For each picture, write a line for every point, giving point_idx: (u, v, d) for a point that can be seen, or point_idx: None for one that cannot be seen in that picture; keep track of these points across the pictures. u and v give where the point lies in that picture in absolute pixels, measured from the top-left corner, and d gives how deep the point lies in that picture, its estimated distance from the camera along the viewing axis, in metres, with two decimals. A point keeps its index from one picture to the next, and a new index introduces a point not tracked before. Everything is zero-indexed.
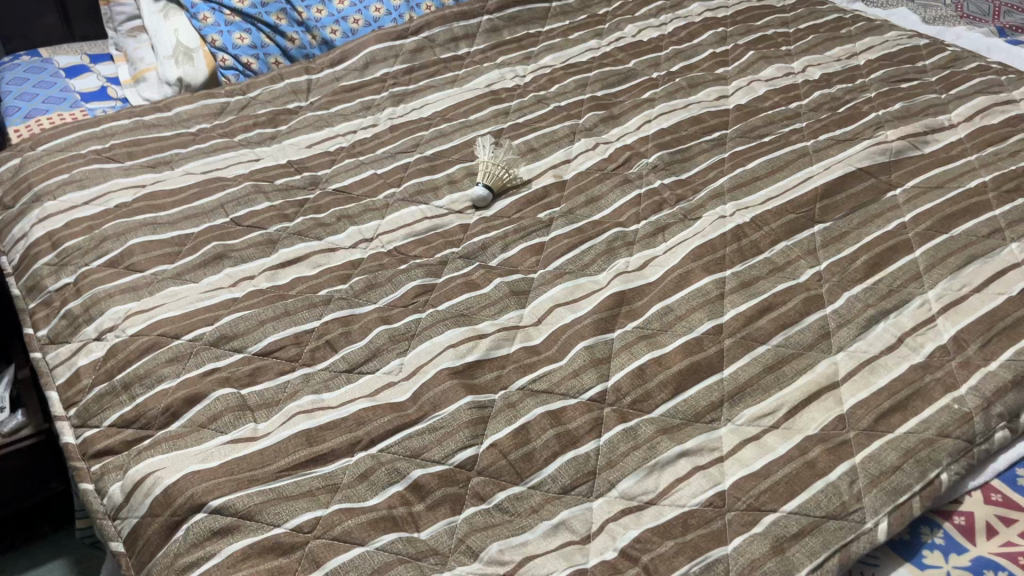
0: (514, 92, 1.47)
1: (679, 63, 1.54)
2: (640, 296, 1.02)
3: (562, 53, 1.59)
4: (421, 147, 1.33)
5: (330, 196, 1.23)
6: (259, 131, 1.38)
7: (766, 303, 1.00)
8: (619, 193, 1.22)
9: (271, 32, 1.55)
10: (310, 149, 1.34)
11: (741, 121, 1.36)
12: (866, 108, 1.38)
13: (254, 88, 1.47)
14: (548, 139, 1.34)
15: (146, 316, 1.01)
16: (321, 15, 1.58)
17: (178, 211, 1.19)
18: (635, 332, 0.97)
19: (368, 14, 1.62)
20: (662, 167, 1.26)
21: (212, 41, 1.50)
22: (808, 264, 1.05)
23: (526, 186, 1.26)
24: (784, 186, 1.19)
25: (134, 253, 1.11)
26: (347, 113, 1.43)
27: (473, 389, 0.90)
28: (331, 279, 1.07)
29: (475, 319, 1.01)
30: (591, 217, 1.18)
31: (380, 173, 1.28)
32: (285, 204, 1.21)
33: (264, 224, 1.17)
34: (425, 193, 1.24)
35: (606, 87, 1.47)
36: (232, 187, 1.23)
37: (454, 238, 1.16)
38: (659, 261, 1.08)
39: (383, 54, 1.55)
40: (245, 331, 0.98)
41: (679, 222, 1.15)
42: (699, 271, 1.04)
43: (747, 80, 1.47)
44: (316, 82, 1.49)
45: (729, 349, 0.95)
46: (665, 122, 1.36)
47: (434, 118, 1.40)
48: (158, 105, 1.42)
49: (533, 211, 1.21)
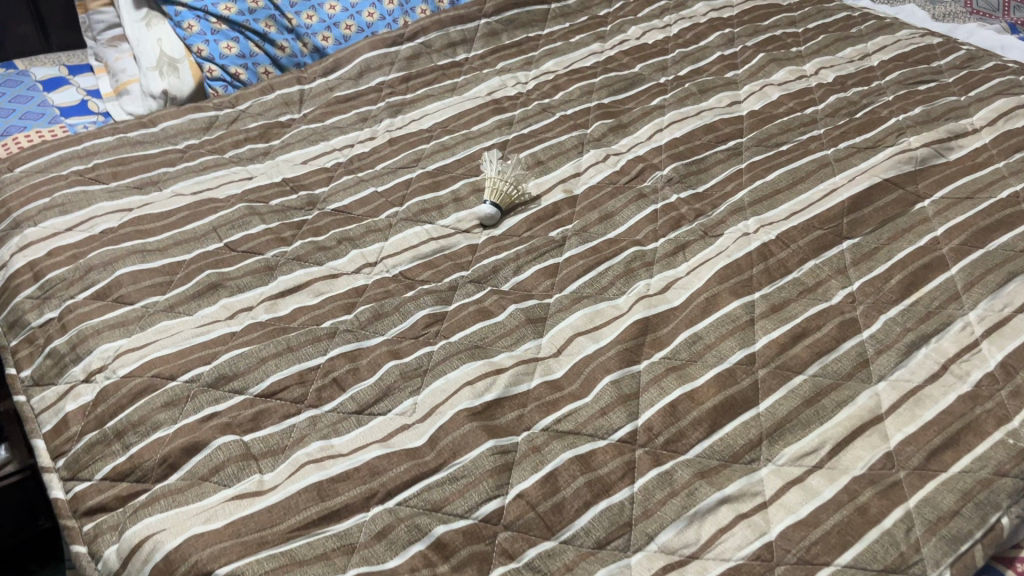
0: (517, 100, 1.41)
1: (687, 66, 1.48)
2: (665, 322, 0.96)
3: (564, 58, 1.52)
4: (422, 162, 1.27)
5: (329, 217, 1.16)
6: (250, 147, 1.31)
7: (799, 329, 0.94)
8: (634, 208, 1.16)
9: (259, 40, 1.47)
10: (305, 165, 1.28)
11: (757, 128, 1.31)
12: (884, 113, 1.32)
13: (244, 100, 1.40)
14: (555, 151, 1.28)
15: (137, 355, 0.94)
16: (311, 22, 1.50)
17: (168, 236, 1.12)
18: (662, 363, 0.91)
19: (360, 20, 1.54)
20: (677, 180, 1.21)
21: (197, 51, 1.43)
22: (839, 285, 1.00)
23: (534, 203, 1.19)
24: (808, 198, 1.13)
25: (122, 284, 1.04)
26: (342, 126, 1.36)
27: (495, 431, 0.84)
28: (334, 310, 1.01)
29: (491, 351, 0.95)
30: (605, 235, 1.12)
31: (380, 191, 1.21)
32: (282, 226, 1.14)
33: (261, 249, 1.10)
34: (430, 212, 1.18)
35: (613, 94, 1.41)
36: (224, 210, 1.17)
37: (462, 260, 1.10)
38: (682, 283, 1.02)
39: (378, 62, 1.48)
40: (245, 369, 0.92)
41: (700, 240, 1.09)
42: (725, 295, 0.98)
43: (758, 84, 1.41)
44: (308, 93, 1.43)
45: (764, 381, 0.89)
46: (676, 130, 1.30)
47: (434, 130, 1.34)
48: (143, 120, 1.35)
49: (544, 229, 1.15)
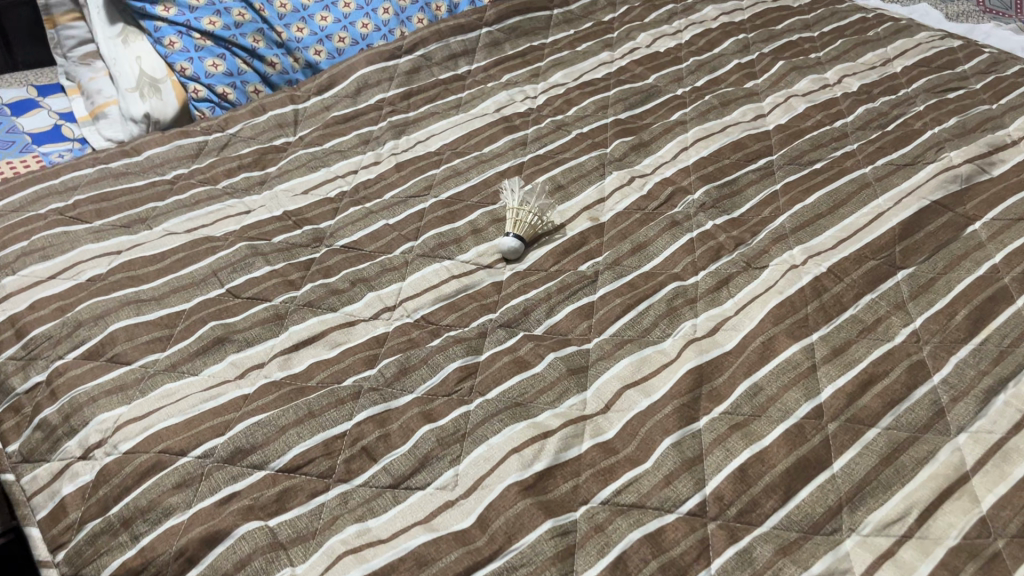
0: (528, 117, 1.32)
1: (704, 76, 1.40)
2: (720, 371, 0.89)
3: (573, 69, 1.44)
4: (434, 190, 1.18)
5: (339, 256, 1.07)
6: (245, 176, 1.21)
7: (866, 375, 0.87)
8: (669, 237, 1.08)
9: (247, 56, 1.36)
10: (306, 195, 1.18)
11: (786, 144, 1.23)
12: (918, 125, 1.26)
13: (235, 123, 1.30)
14: (576, 174, 1.19)
15: (140, 427, 0.85)
16: (302, 35, 1.40)
17: (163, 283, 1.02)
18: (724, 420, 0.83)
19: (354, 31, 1.44)
20: (710, 205, 1.13)
21: (181, 70, 1.32)
22: (901, 322, 0.93)
23: (560, 232, 1.11)
24: (853, 223, 1.06)
25: (117, 341, 0.94)
26: (343, 149, 1.26)
27: (550, 509, 0.76)
28: (355, 364, 0.92)
29: (534, 409, 0.86)
30: (640, 268, 1.05)
31: (392, 223, 1.12)
32: (288, 267, 1.05)
33: (267, 295, 1.01)
34: (448, 246, 1.09)
35: (629, 109, 1.33)
36: (224, 250, 1.07)
37: (488, 300, 1.01)
38: (731, 323, 0.94)
39: (376, 77, 1.38)
40: (264, 441, 0.83)
41: (744, 273, 1.01)
42: (782, 338, 0.91)
43: (781, 95, 1.34)
44: (303, 113, 1.33)
45: (836, 437, 0.82)
46: (703, 149, 1.23)
47: (443, 153, 1.25)
48: (125, 148, 1.24)
49: (573, 263, 1.06)
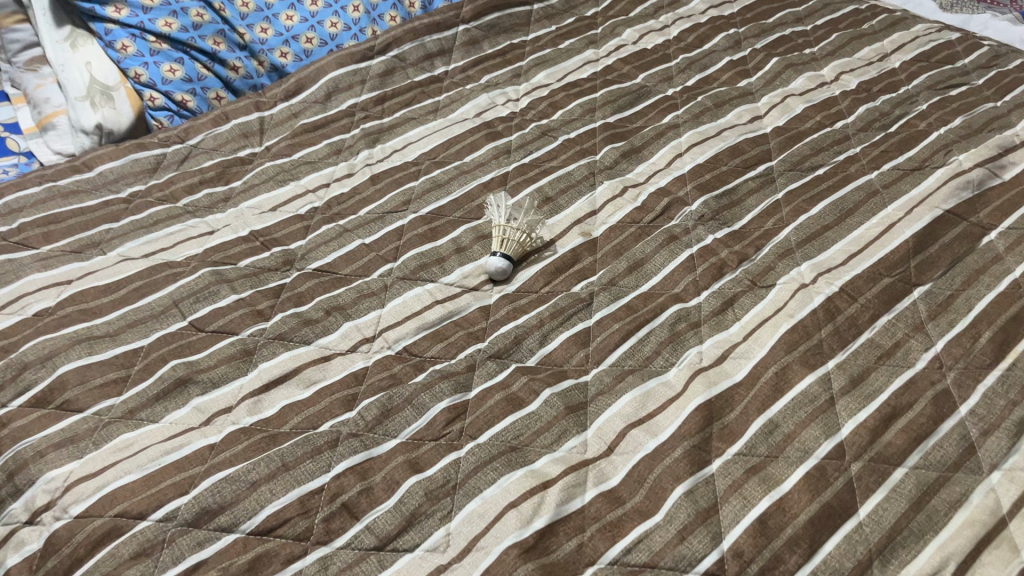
0: (511, 122, 1.24)
1: (695, 75, 1.33)
2: (731, 406, 0.82)
3: (557, 68, 1.36)
4: (413, 205, 1.10)
5: (312, 281, 0.99)
6: (207, 192, 1.12)
7: (889, 408, 0.80)
8: (667, 254, 1.01)
9: (207, 61, 1.27)
10: (275, 212, 1.09)
11: (786, 148, 1.16)
12: (922, 126, 1.19)
13: (196, 133, 1.20)
14: (564, 184, 1.12)
15: (93, 486, 0.76)
16: (266, 36, 1.31)
17: (118, 316, 0.93)
18: (738, 463, 0.77)
19: (323, 31, 1.34)
20: (709, 217, 1.06)
21: (135, 76, 1.22)
22: (921, 347, 0.86)
23: (550, 250, 1.03)
24: (863, 236, 1.00)
25: (67, 385, 0.85)
26: (314, 160, 1.18)
27: (554, 573, 0.69)
28: (333, 406, 0.84)
29: (530, 454, 0.79)
30: (638, 289, 0.97)
31: (369, 243, 1.04)
32: (256, 296, 0.96)
33: (234, 328, 0.92)
34: (430, 267, 1.01)
35: (618, 111, 1.25)
36: (185, 277, 0.98)
37: (475, 328, 0.94)
38: (740, 351, 0.88)
39: (347, 81, 1.29)
40: (233, 500, 0.75)
41: (749, 293, 0.94)
42: (796, 367, 0.84)
43: (778, 95, 1.27)
44: (269, 121, 1.24)
45: (860, 479, 0.75)
46: (698, 155, 1.16)
47: (422, 163, 1.17)
48: (75, 163, 1.14)
49: (565, 284, 0.99)
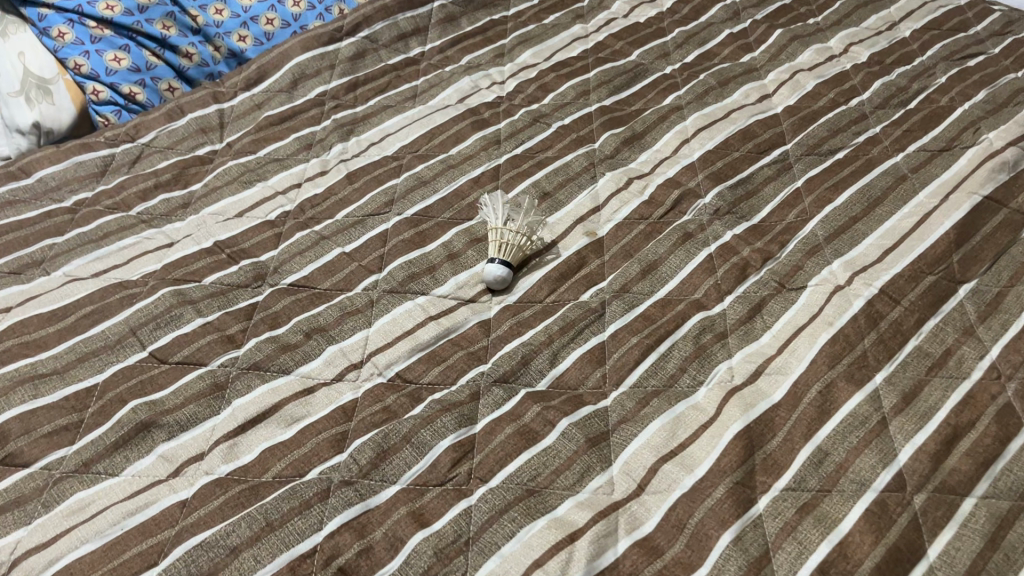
0: (498, 108, 1.13)
1: (693, 50, 1.23)
2: (773, 433, 0.72)
3: (543, 46, 1.25)
4: (397, 205, 0.98)
5: (288, 298, 0.88)
6: (164, 198, 1.00)
7: (948, 428, 0.72)
8: (682, 254, 0.91)
9: (157, 47, 1.13)
10: (241, 219, 0.98)
11: (800, 130, 1.07)
12: (944, 101, 1.11)
13: (147, 130, 1.08)
14: (562, 177, 1.02)
15: (44, 559, 0.65)
16: (222, 18, 1.18)
17: (67, 348, 0.81)
18: (789, 501, 0.67)
19: (284, 11, 1.22)
20: (725, 210, 0.97)
21: (75, 67, 1.09)
22: (975, 355, 0.78)
23: (552, 253, 0.93)
24: (895, 228, 0.91)
25: (9, 436, 0.73)
26: (282, 157, 1.06)
27: None
28: (321, 448, 0.74)
29: (551, 498, 0.69)
30: (653, 295, 0.88)
31: (350, 251, 0.93)
32: (224, 319, 0.85)
33: (201, 357, 0.81)
34: (420, 277, 0.90)
35: (614, 92, 1.15)
36: (142, 299, 0.86)
37: (476, 347, 0.84)
38: (776, 366, 0.78)
39: (314, 66, 1.17)
40: (210, 571, 0.64)
41: (778, 298, 0.85)
42: (841, 384, 0.75)
43: (785, 70, 1.18)
44: (230, 114, 1.12)
45: (925, 513, 0.66)
46: (707, 140, 1.06)
47: (403, 157, 1.06)
48: (10, 169, 1.01)
49: (572, 292, 0.89)
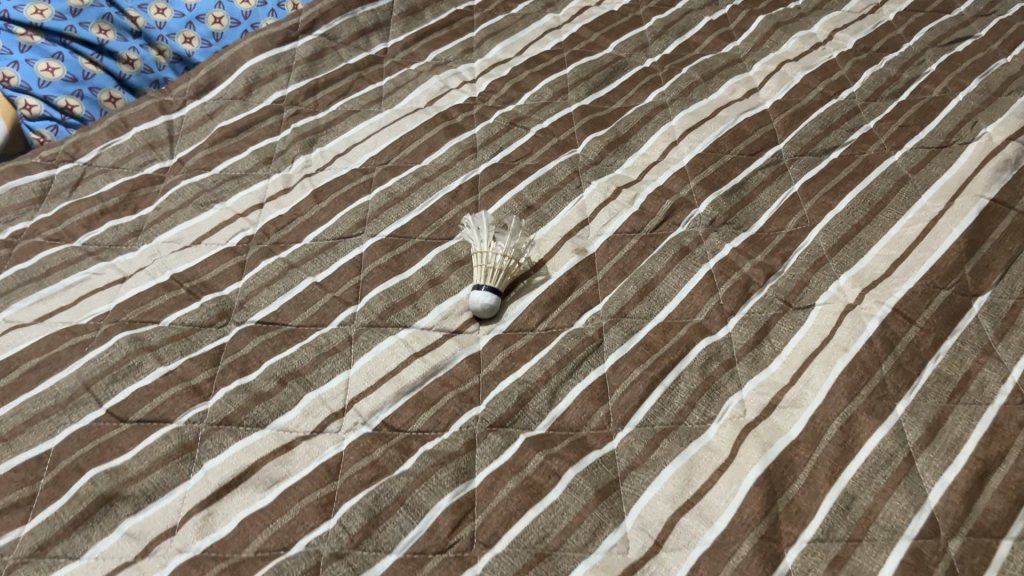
0: (472, 111, 1.06)
1: (673, 41, 1.17)
2: (795, 477, 0.68)
3: (514, 38, 1.17)
4: (370, 226, 0.91)
5: (257, 338, 0.80)
6: (111, 225, 0.91)
7: (978, 463, 0.67)
8: (681, 272, 0.86)
9: (94, 54, 1.04)
10: (200, 246, 0.89)
11: (792, 128, 1.02)
12: (937, 92, 1.06)
13: (88, 148, 0.98)
14: (546, 188, 0.95)
15: None
16: (164, 18, 1.09)
17: (12, 410, 0.73)
18: (818, 555, 0.63)
19: (233, 8, 1.13)
20: (721, 221, 0.91)
21: (3, 79, 0.98)
22: (997, 376, 0.73)
23: (541, 275, 0.87)
24: (901, 237, 0.86)
25: None
26: (241, 173, 0.98)
27: None
28: (307, 515, 0.67)
29: (563, 563, 0.63)
30: (653, 319, 0.82)
31: (322, 281, 0.86)
32: (188, 366, 0.77)
33: (166, 414, 0.73)
34: (401, 308, 0.83)
35: (594, 90, 1.08)
36: (94, 348, 0.78)
37: (467, 386, 0.77)
38: (790, 398, 0.73)
39: (270, 69, 1.09)
40: None
41: (786, 320, 0.80)
42: (863, 419, 0.70)
43: (771, 61, 1.12)
44: (180, 126, 1.03)
45: (962, 561, 0.62)
46: (696, 142, 1.00)
47: (372, 169, 0.98)
48: None
49: (566, 318, 0.83)
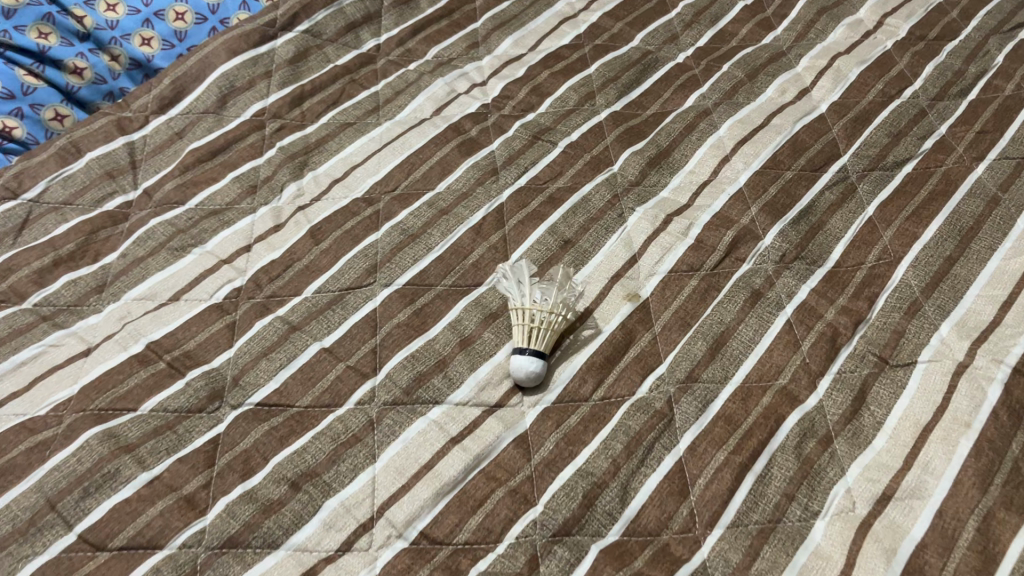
0: (486, 121, 0.91)
1: (706, 31, 1.03)
2: None
3: (526, 29, 1.02)
4: (382, 272, 0.77)
5: (257, 426, 0.66)
6: (68, 279, 0.76)
7: None
8: (754, 323, 0.73)
9: (34, 64, 0.87)
10: (179, 304, 0.74)
11: (855, 137, 0.89)
12: (1011, 87, 0.93)
13: (33, 180, 0.82)
14: (584, 217, 0.81)
15: None
16: (116, 17, 0.92)
17: None
18: None
19: (198, 2, 0.97)
20: (792, 255, 0.78)
21: None
22: None
23: (589, 330, 0.74)
24: (1004, 275, 0.74)
25: None
26: (222, 206, 0.82)
27: None
28: None
29: None
30: (730, 384, 0.69)
31: (331, 345, 0.72)
32: (176, 470, 0.63)
33: (153, 537, 0.59)
34: (430, 378, 0.70)
35: (625, 93, 0.94)
36: (57, 450, 0.63)
37: (519, 480, 0.64)
38: (909, 488, 0.62)
39: (246, 75, 0.93)
40: None
41: (887, 384, 0.68)
42: (1003, 517, 0.58)
43: (820, 55, 0.99)
44: (143, 149, 0.87)
45: None
46: (750, 158, 0.87)
47: (378, 198, 0.83)
48: None
49: (625, 384, 0.70)
